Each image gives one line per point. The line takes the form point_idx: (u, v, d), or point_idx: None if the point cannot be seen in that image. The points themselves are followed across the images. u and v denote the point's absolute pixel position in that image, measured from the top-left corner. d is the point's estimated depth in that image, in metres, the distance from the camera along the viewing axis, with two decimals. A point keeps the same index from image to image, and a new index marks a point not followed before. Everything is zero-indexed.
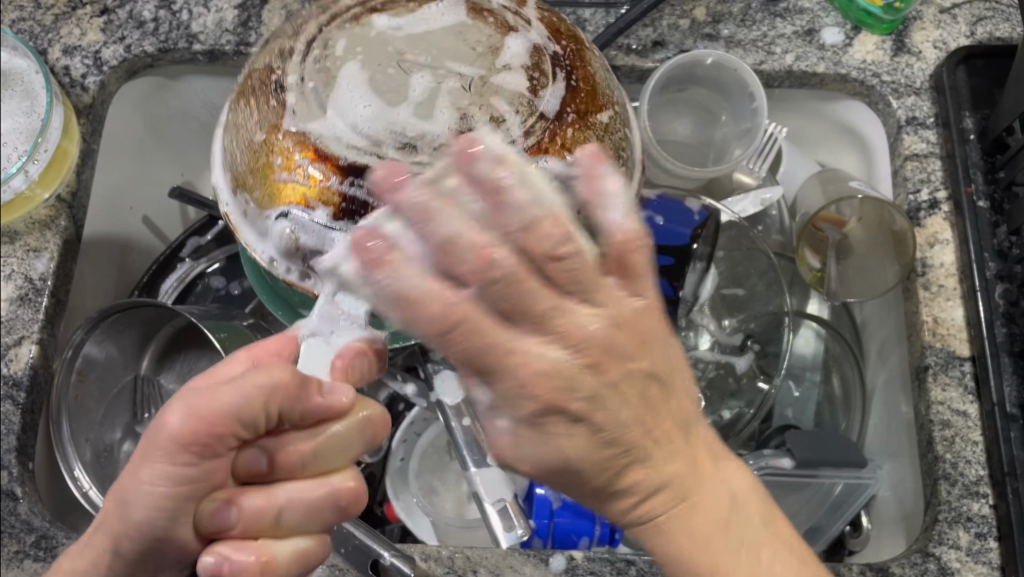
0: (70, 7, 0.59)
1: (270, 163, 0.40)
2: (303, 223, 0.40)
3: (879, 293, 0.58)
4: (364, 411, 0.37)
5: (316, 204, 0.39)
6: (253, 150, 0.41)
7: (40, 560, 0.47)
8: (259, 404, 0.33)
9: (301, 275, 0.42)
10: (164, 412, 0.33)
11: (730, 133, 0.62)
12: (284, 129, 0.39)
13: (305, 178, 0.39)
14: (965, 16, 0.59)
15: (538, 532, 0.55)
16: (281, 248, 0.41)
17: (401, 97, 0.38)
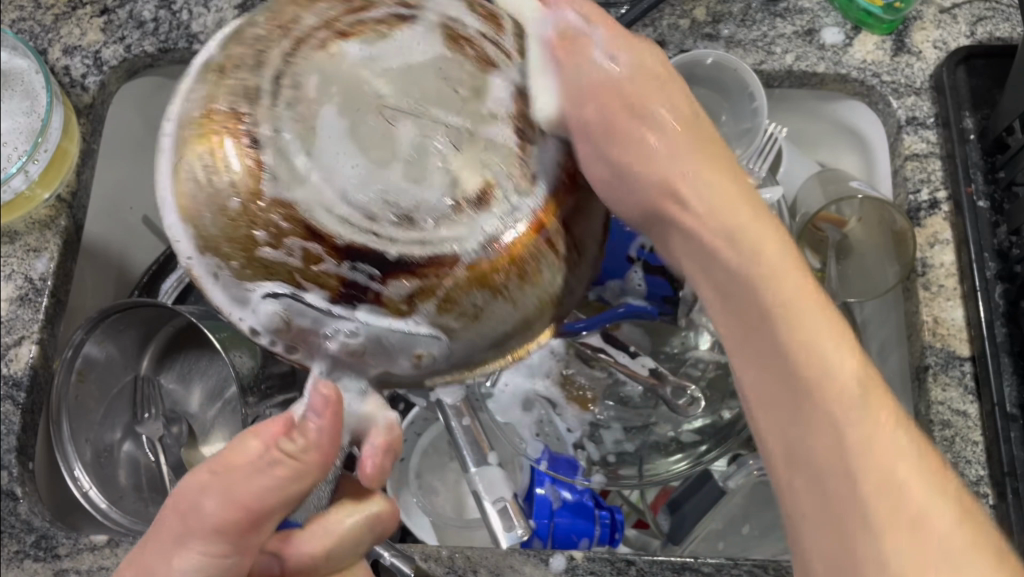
0: (70, 7, 0.59)
1: (252, 235, 0.32)
2: (297, 305, 0.33)
3: (879, 293, 0.58)
4: (374, 506, 0.42)
5: (309, 285, 0.33)
6: (225, 211, 0.32)
7: (40, 560, 0.47)
8: (285, 495, 0.36)
9: (286, 347, 0.36)
10: (197, 497, 0.36)
11: (730, 133, 0.62)
12: (264, 196, 0.32)
13: (297, 257, 0.32)
14: (965, 16, 0.59)
15: (538, 532, 0.54)
16: (267, 325, 0.34)
17: (390, 154, 0.33)
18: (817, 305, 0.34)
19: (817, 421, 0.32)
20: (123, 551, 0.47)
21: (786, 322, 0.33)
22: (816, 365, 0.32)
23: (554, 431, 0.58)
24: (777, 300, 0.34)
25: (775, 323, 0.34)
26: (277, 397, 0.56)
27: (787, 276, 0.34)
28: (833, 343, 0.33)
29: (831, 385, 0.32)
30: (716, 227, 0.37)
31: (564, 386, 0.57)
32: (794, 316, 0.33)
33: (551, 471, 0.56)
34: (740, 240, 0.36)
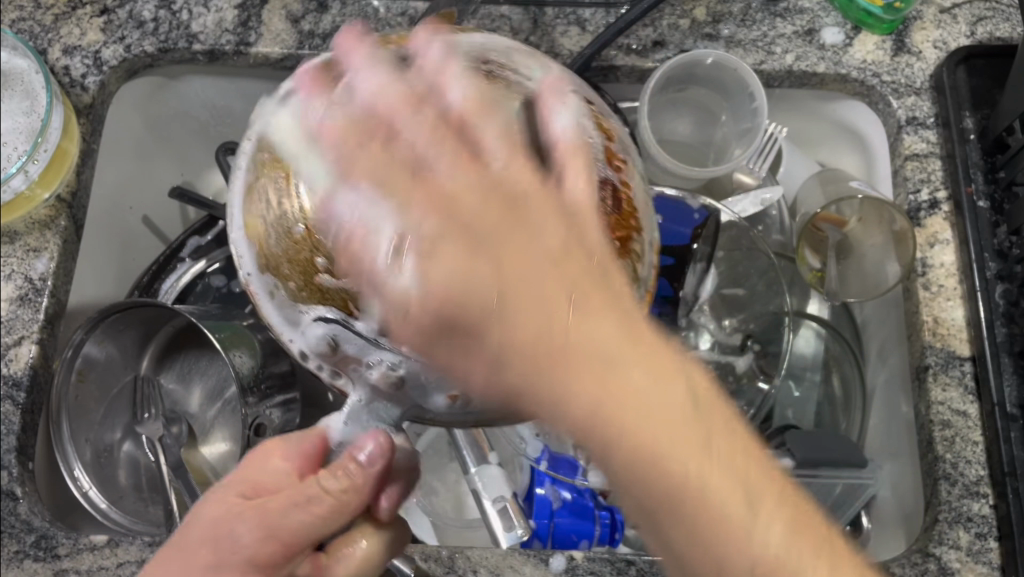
0: (70, 7, 0.59)
1: (312, 261, 0.37)
2: (344, 332, 0.38)
3: (878, 293, 0.57)
4: (389, 532, 0.40)
5: (357, 317, 0.37)
6: (289, 243, 0.37)
7: (40, 560, 0.47)
8: (317, 526, 0.37)
9: (333, 370, 0.41)
10: (230, 524, 0.36)
11: (730, 133, 0.63)
12: (319, 233, 0.36)
13: (348, 290, 0.36)
14: (965, 16, 0.59)
15: (538, 533, 0.54)
16: (317, 347, 0.39)
17: None
18: (592, 374, 0.29)
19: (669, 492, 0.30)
20: (123, 551, 0.47)
21: (598, 390, 0.29)
22: (620, 419, 0.29)
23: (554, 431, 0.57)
24: (605, 380, 0.29)
25: (546, 383, 0.30)
26: (278, 397, 0.56)
27: (574, 348, 0.30)
28: (588, 404, 0.30)
29: (635, 439, 0.29)
30: (473, 235, 0.31)
31: None
32: (605, 406, 0.29)
33: (551, 471, 0.56)
34: (535, 320, 0.30)
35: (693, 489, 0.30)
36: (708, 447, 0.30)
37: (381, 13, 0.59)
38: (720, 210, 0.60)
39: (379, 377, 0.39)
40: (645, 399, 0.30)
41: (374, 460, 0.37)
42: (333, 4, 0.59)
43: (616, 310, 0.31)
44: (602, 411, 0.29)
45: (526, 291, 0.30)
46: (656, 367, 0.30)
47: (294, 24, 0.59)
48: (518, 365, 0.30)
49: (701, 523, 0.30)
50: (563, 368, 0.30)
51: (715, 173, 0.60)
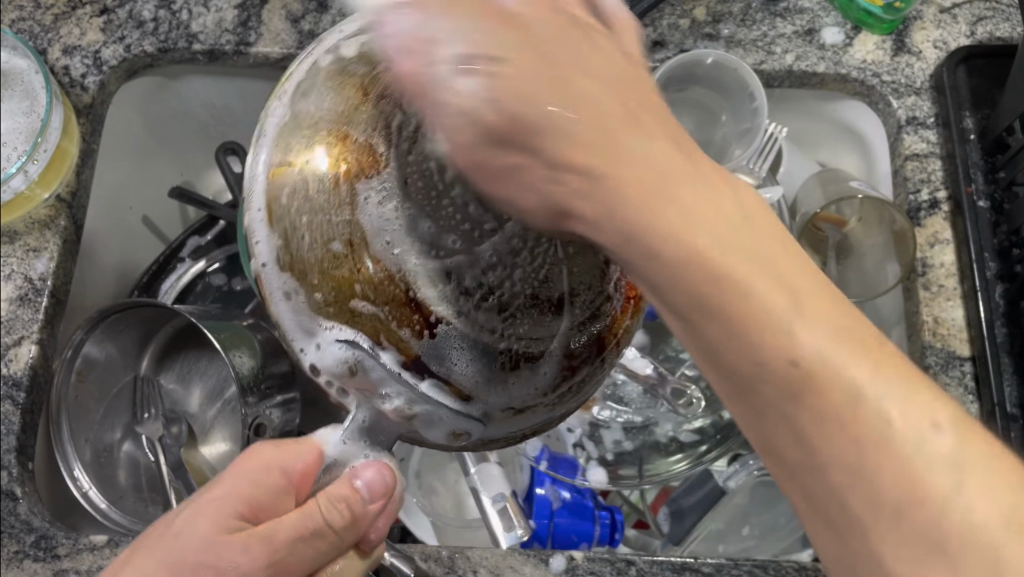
0: (69, 7, 0.59)
1: (353, 281, 0.33)
2: (368, 360, 0.33)
3: (878, 294, 0.58)
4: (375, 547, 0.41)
5: (389, 344, 0.33)
6: (332, 251, 0.33)
7: (40, 560, 0.47)
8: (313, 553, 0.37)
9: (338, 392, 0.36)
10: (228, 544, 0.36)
11: (730, 133, 0.63)
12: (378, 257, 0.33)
13: (390, 316, 0.33)
14: (965, 16, 0.58)
15: (538, 533, 0.54)
16: (329, 364, 0.34)
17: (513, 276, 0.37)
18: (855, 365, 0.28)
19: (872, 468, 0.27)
20: (122, 551, 0.47)
21: (730, 324, 0.28)
22: (753, 350, 0.28)
23: (554, 431, 0.57)
24: (750, 271, 0.28)
25: (752, 336, 0.28)
26: (277, 397, 0.55)
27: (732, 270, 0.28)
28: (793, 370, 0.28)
29: (845, 388, 0.27)
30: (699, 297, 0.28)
31: None
32: (824, 378, 0.27)
33: (551, 471, 0.56)
34: (712, 242, 0.28)
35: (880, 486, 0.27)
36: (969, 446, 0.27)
37: None
38: None
39: (392, 410, 0.34)
40: (872, 382, 0.27)
41: (376, 499, 0.37)
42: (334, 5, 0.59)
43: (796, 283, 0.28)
44: (808, 369, 0.27)
45: (668, 208, 0.28)
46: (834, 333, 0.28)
47: (295, 23, 0.59)
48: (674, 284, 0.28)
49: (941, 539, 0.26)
50: (696, 270, 0.27)
51: None
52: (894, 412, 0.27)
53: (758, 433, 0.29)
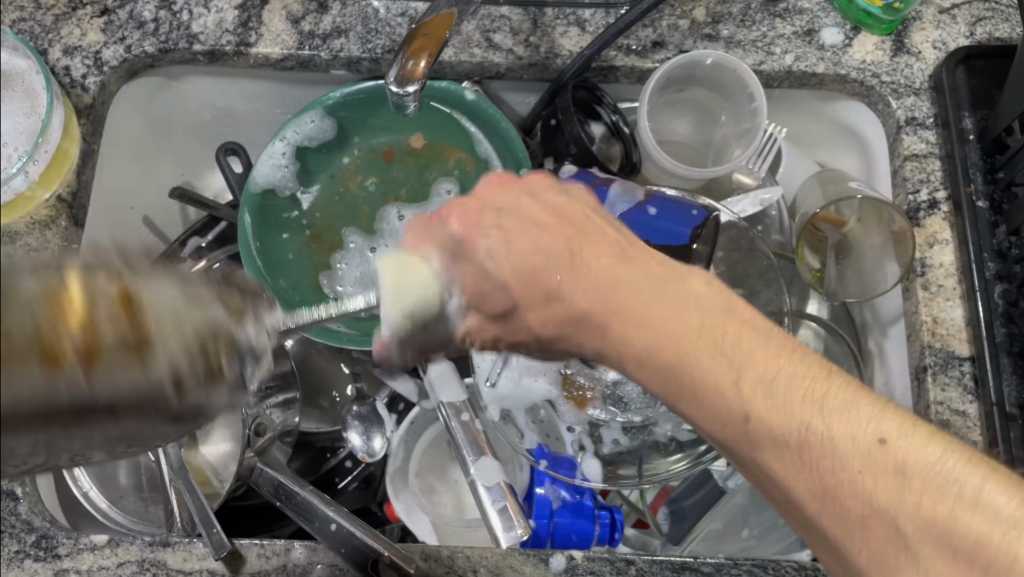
0: (70, 8, 0.58)
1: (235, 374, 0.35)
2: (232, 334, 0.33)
3: (877, 294, 0.58)
4: None
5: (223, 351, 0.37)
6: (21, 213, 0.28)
7: (40, 560, 0.47)
8: None
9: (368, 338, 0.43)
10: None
11: (730, 133, 0.63)
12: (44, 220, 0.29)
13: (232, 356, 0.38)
14: (965, 16, 0.59)
15: (538, 532, 0.55)
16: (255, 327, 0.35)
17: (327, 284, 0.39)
18: (723, 368, 0.36)
19: (733, 413, 0.37)
20: (124, 551, 0.47)
21: (665, 381, 0.38)
22: (694, 388, 0.37)
23: (554, 431, 0.58)
24: (766, 379, 0.36)
25: (640, 310, 0.37)
26: (277, 396, 0.57)
27: (702, 353, 0.36)
28: (769, 396, 0.36)
29: (774, 406, 0.36)
30: (684, 397, 0.38)
31: (564, 386, 0.56)
32: (714, 375, 0.36)
33: (550, 471, 0.56)
34: (677, 333, 0.36)
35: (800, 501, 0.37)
36: (865, 392, 0.37)
37: (382, 14, 0.59)
38: (719, 209, 0.60)
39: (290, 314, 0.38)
40: (722, 376, 0.36)
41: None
42: (334, 5, 0.59)
43: (784, 348, 0.37)
44: (728, 333, 0.37)
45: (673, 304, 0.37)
46: (773, 412, 0.36)
47: (295, 24, 0.59)
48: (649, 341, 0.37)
49: (813, 428, 0.36)
50: (709, 326, 0.37)
51: (714, 173, 0.60)
52: (765, 383, 0.36)
53: (808, 484, 0.36)
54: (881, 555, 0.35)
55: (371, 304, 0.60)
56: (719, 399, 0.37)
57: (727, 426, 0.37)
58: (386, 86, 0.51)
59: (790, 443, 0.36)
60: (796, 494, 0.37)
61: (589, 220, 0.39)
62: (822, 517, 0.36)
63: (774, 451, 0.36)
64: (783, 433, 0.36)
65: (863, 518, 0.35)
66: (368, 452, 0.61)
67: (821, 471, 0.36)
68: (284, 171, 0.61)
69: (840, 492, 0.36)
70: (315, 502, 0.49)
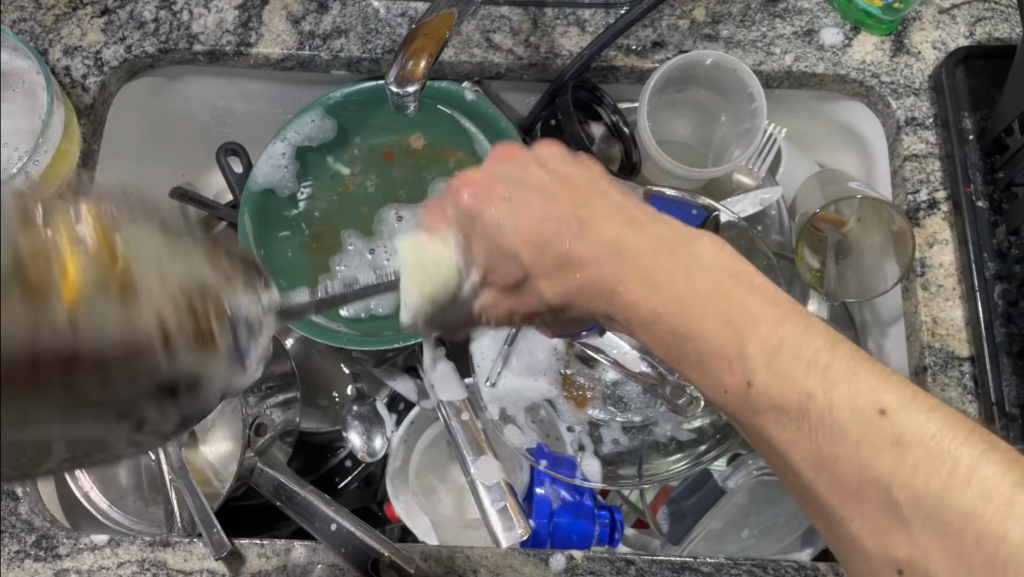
0: (70, 8, 0.58)
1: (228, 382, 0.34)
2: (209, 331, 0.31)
3: (877, 294, 0.58)
4: None
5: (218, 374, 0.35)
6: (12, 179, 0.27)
7: (40, 560, 0.47)
8: None
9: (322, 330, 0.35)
10: None
11: (730, 133, 0.63)
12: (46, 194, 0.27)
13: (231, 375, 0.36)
14: (965, 16, 0.59)
15: (538, 532, 0.55)
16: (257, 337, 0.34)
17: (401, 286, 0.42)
18: (721, 329, 0.38)
19: (731, 372, 0.37)
20: (124, 551, 0.48)
21: (668, 339, 0.39)
22: (693, 345, 0.38)
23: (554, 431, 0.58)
24: (771, 343, 0.37)
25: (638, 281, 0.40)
26: (277, 396, 0.57)
27: (706, 318, 0.38)
28: (769, 358, 0.37)
29: (775, 371, 0.36)
30: (684, 358, 0.39)
31: (564, 386, 0.57)
32: (711, 333, 0.38)
33: (550, 471, 0.56)
34: (683, 297, 0.38)
35: (800, 468, 0.37)
36: (879, 369, 0.36)
37: (382, 14, 0.59)
38: (719, 209, 0.60)
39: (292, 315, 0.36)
40: (722, 335, 0.38)
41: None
42: (334, 5, 0.59)
43: (793, 316, 0.38)
44: (731, 301, 0.38)
45: (678, 271, 0.39)
46: (775, 378, 0.36)
47: (295, 24, 0.59)
48: (653, 302, 0.39)
49: (812, 395, 0.36)
50: (709, 298, 0.38)
51: (714, 174, 0.60)
52: (765, 345, 0.37)
53: (803, 451, 0.36)
54: (873, 523, 0.35)
55: (372, 306, 0.60)
56: (716, 356, 0.38)
57: (728, 385, 0.38)
58: (387, 86, 0.52)
59: (788, 406, 0.36)
60: (794, 460, 0.37)
61: (598, 191, 0.43)
62: (818, 484, 0.36)
63: (774, 416, 0.37)
64: (780, 395, 0.36)
65: (859, 488, 0.35)
66: (368, 452, 0.61)
67: (818, 437, 0.35)
68: (284, 171, 0.61)
69: (833, 459, 0.35)
70: (316, 502, 0.50)
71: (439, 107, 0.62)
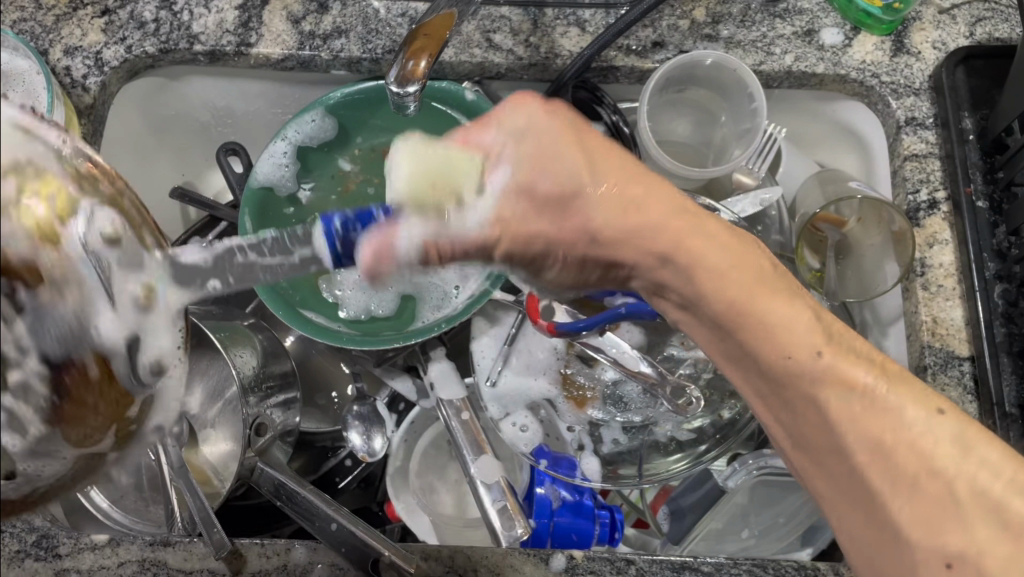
0: (70, 8, 0.58)
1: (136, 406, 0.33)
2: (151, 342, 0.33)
3: (878, 294, 0.58)
4: None
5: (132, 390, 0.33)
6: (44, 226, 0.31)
7: (40, 560, 0.47)
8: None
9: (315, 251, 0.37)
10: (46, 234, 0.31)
11: (730, 133, 0.63)
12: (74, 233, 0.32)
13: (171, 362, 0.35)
14: (965, 16, 0.59)
15: (538, 532, 0.55)
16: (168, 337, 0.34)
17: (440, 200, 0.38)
18: (798, 316, 0.41)
19: (799, 354, 0.40)
20: (124, 551, 0.48)
21: (743, 318, 0.41)
22: (770, 328, 0.40)
23: (554, 431, 0.58)
24: (838, 339, 0.40)
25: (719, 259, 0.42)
26: (277, 396, 0.57)
27: (786, 309, 0.41)
28: (837, 349, 0.40)
29: (848, 361, 0.39)
30: (756, 341, 0.41)
31: (564, 386, 0.57)
32: (784, 320, 0.40)
33: (550, 471, 0.56)
34: (762, 289, 0.41)
35: (846, 444, 0.39)
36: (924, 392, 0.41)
37: (382, 14, 0.59)
38: (718, 209, 0.60)
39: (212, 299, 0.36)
40: (797, 321, 0.40)
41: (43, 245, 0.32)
42: (334, 5, 0.59)
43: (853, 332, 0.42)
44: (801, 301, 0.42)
45: (751, 266, 0.42)
46: (845, 354, 0.40)
47: (295, 24, 0.59)
48: (732, 289, 0.41)
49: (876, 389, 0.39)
50: (785, 294, 0.41)
51: (714, 174, 0.60)
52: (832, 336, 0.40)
53: (864, 436, 0.38)
54: (920, 510, 0.37)
55: (372, 308, 0.60)
56: (785, 340, 0.40)
57: (796, 361, 0.40)
58: (387, 86, 0.52)
59: (855, 392, 0.39)
60: (847, 443, 0.39)
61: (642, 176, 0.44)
62: (869, 467, 0.38)
63: (840, 390, 0.39)
64: (850, 378, 0.39)
65: (914, 474, 0.37)
66: (368, 452, 0.60)
67: (881, 422, 0.38)
68: (284, 170, 0.61)
69: (893, 443, 0.38)
70: (315, 501, 0.49)
71: (434, 105, 0.61)
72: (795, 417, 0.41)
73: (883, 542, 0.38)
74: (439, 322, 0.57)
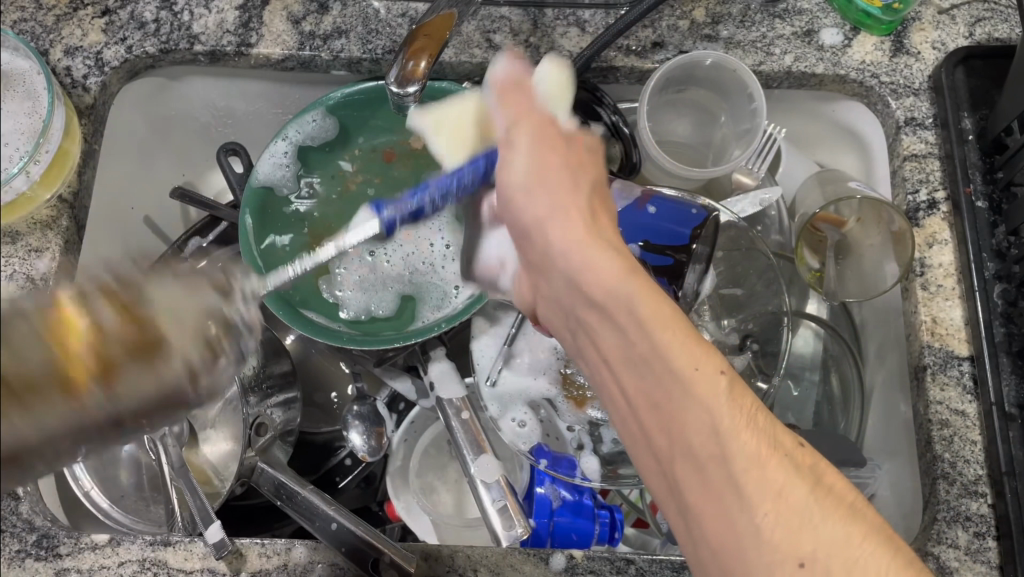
0: (71, 8, 0.58)
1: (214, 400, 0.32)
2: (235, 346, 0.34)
3: (877, 294, 0.58)
4: None
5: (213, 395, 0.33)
6: None
7: (41, 560, 0.47)
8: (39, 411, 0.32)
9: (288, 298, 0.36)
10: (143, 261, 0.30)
11: (730, 133, 0.63)
12: None
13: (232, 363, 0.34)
14: (964, 16, 0.59)
15: (538, 532, 0.55)
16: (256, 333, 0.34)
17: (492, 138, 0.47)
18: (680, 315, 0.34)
19: (696, 355, 0.33)
20: (125, 550, 0.48)
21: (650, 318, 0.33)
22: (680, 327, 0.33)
23: (554, 430, 0.58)
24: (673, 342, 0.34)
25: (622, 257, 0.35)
26: (277, 396, 0.57)
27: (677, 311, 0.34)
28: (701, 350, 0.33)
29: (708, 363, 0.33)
30: (667, 343, 0.33)
31: (564, 386, 0.58)
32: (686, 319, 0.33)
33: (550, 471, 0.56)
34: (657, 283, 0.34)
35: (733, 461, 0.31)
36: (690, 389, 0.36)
37: (382, 14, 0.59)
38: (719, 209, 0.59)
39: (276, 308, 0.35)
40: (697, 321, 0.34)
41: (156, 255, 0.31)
42: (334, 5, 0.59)
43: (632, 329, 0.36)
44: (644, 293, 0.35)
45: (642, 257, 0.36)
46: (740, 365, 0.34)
47: (296, 25, 0.59)
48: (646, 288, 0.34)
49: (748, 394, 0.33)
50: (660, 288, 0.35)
51: (714, 174, 0.60)
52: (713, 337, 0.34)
53: (707, 444, 0.31)
54: (783, 521, 0.31)
55: (372, 308, 0.60)
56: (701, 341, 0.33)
57: (702, 369, 0.32)
58: (387, 86, 0.52)
59: (738, 402, 0.32)
60: (691, 455, 0.32)
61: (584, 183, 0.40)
62: (737, 481, 0.31)
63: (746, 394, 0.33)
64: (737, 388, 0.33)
65: (742, 489, 0.31)
66: (368, 451, 0.60)
67: (715, 434, 0.31)
68: (285, 170, 0.61)
69: (740, 455, 0.31)
70: (318, 501, 0.50)
71: None
72: (677, 434, 0.32)
73: (734, 555, 0.31)
74: (439, 322, 0.57)
